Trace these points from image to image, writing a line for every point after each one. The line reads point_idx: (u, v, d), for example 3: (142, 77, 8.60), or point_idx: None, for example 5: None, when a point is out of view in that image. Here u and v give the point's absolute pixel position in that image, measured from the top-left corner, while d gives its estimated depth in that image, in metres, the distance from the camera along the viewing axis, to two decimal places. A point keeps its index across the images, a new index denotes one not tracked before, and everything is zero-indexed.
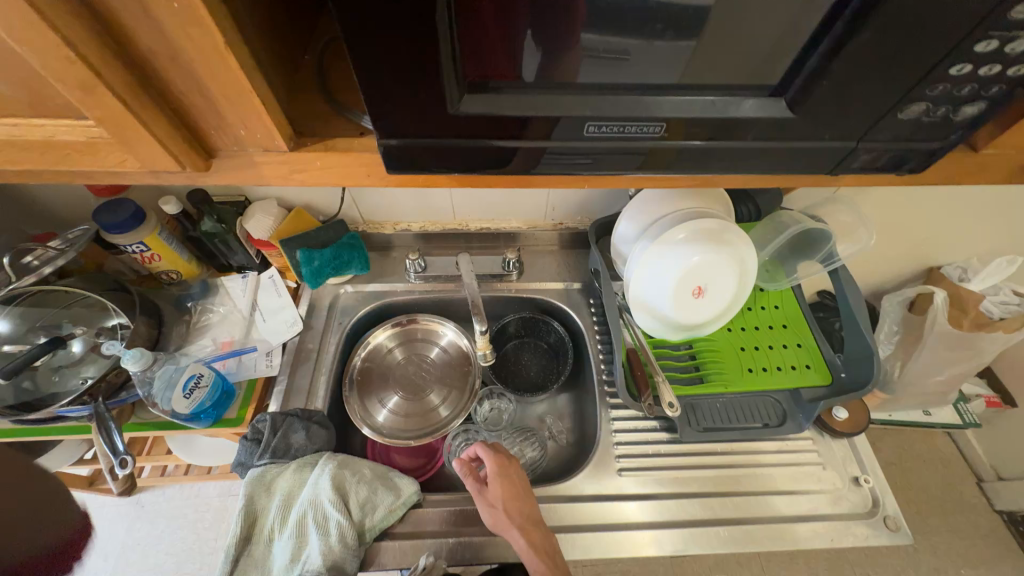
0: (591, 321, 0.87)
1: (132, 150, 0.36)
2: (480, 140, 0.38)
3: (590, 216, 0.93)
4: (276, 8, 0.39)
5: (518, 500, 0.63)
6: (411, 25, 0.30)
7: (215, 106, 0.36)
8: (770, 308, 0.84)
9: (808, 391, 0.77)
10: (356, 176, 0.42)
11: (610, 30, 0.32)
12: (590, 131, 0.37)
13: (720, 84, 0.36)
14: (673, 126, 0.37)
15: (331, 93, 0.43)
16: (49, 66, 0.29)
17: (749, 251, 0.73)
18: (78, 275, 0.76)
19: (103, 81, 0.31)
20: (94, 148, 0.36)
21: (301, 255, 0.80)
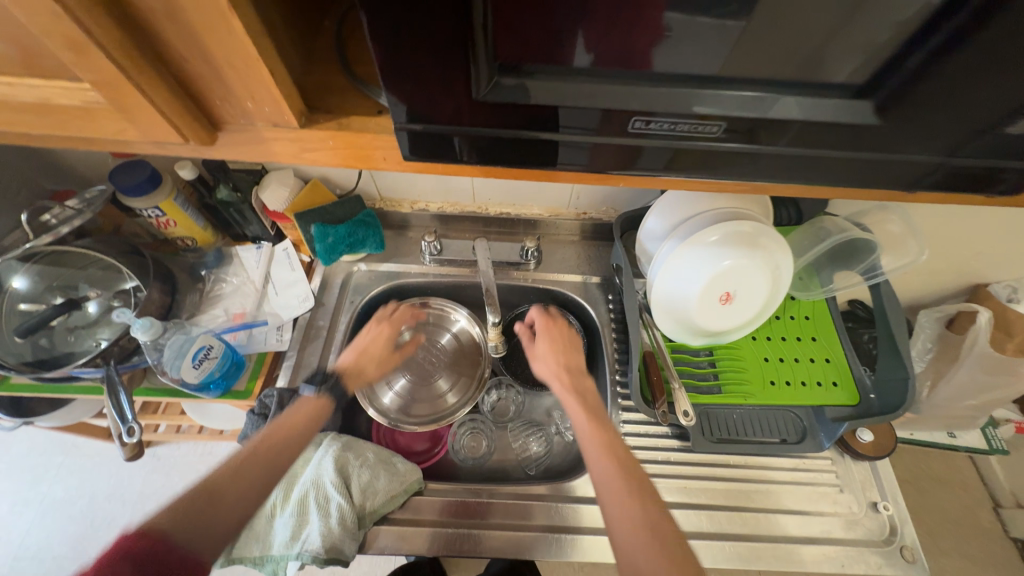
0: (609, 317, 0.84)
1: (131, 118, 0.33)
2: (509, 131, 0.35)
3: (616, 207, 0.88)
4: None
5: (562, 350, 0.70)
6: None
7: (220, 75, 0.33)
8: (800, 318, 0.79)
9: (833, 410, 0.73)
10: (370, 159, 0.39)
11: None
12: (635, 127, 0.34)
13: (772, 79, 0.32)
14: (721, 124, 0.34)
15: (349, 64, 0.39)
16: (38, 22, 0.27)
17: (785, 259, 0.69)
18: (95, 237, 0.76)
19: (96, 43, 0.28)
20: (95, 116, 0.34)
21: (315, 230, 0.78)
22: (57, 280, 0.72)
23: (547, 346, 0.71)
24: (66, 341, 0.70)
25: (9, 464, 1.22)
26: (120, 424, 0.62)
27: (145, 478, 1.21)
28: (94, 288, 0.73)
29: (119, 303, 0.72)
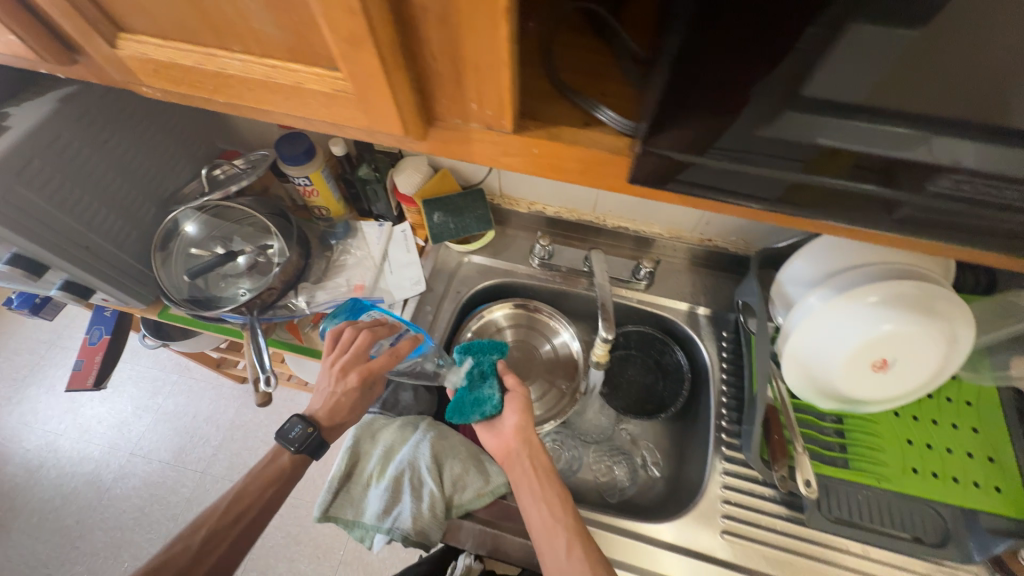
0: (720, 355, 0.79)
1: (366, 110, 0.31)
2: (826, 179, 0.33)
3: (746, 240, 0.82)
4: (560, 26, 0.39)
5: (536, 477, 0.63)
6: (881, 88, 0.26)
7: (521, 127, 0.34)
8: (959, 403, 0.68)
9: (989, 518, 0.61)
10: (592, 176, 0.35)
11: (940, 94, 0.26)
12: (858, 173, 0.32)
13: (850, 106, 0.28)
14: (853, 158, 0.31)
15: (559, 71, 0.36)
16: (290, 40, 0.29)
17: (965, 331, 0.58)
18: (253, 197, 0.82)
19: (369, 46, 0.26)
20: (289, 93, 0.31)
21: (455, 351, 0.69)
22: (217, 230, 0.80)
23: (525, 466, 0.63)
24: (218, 285, 0.77)
25: (173, 392, 1.66)
26: (259, 370, 0.68)
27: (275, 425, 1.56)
28: (246, 244, 0.80)
29: (263, 260, 0.79)
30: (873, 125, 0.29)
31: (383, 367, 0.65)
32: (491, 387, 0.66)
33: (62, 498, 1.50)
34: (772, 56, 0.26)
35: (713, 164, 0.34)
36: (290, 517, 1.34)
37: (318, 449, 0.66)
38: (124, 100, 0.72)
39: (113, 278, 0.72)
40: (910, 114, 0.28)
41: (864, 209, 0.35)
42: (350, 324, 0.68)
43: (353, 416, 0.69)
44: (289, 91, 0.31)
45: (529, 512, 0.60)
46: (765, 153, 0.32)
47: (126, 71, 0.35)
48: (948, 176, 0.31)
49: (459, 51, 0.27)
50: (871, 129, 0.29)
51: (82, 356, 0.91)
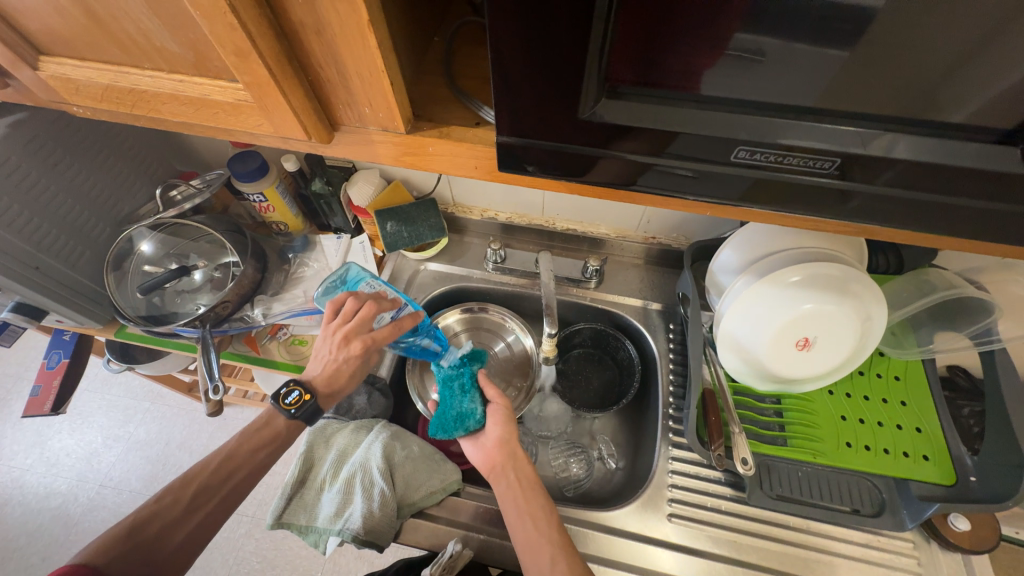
0: (667, 346, 0.82)
1: (269, 117, 0.34)
2: (751, 169, 0.35)
3: (687, 235, 0.86)
4: (460, 39, 0.42)
5: (520, 489, 0.62)
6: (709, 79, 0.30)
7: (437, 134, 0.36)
8: (887, 378, 0.71)
9: (920, 486, 0.64)
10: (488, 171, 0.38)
11: (762, 83, 0.30)
12: (739, 156, 0.34)
13: (692, 94, 0.31)
14: None
15: (455, 78, 0.39)
16: (192, 56, 0.32)
17: (878, 310, 0.62)
18: (208, 214, 0.84)
19: (255, 56, 0.29)
20: (198, 104, 0.34)
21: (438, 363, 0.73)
22: (173, 248, 0.82)
23: (509, 479, 0.63)
24: (173, 301, 0.78)
25: (145, 419, 1.64)
26: (208, 380, 0.70)
27: None
28: (202, 259, 0.82)
29: (218, 274, 0.81)
30: (722, 113, 0.32)
31: (387, 341, 0.65)
32: (470, 401, 0.68)
33: (27, 535, 1.45)
34: (613, 54, 0.30)
35: (667, 166, 0.36)
36: (265, 540, 1.32)
37: (313, 414, 0.66)
38: (77, 125, 0.74)
39: (65, 298, 0.73)
40: (747, 101, 0.31)
41: (760, 193, 0.38)
42: (352, 295, 0.66)
43: (351, 383, 0.68)
44: (197, 102, 0.34)
45: (512, 523, 0.59)
46: (713, 158, 0.35)
47: (53, 93, 0.38)
48: (855, 164, 0.33)
49: (340, 58, 0.30)
50: (701, 113, 0.32)
51: (40, 381, 0.91)
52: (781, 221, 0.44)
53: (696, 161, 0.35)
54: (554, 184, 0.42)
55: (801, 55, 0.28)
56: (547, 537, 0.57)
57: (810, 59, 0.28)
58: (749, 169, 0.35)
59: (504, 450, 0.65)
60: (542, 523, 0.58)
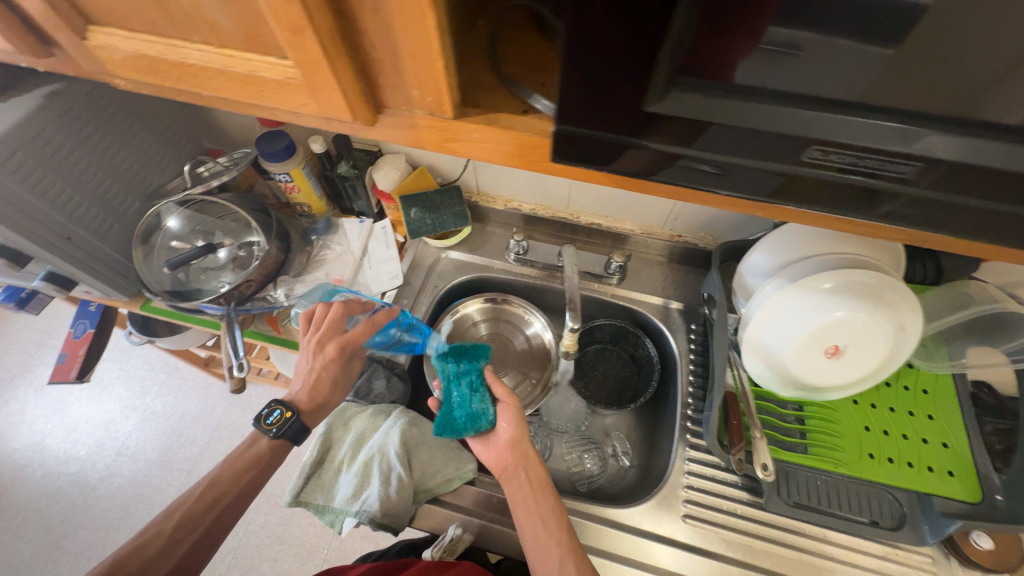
0: (688, 346, 0.81)
1: (315, 97, 0.33)
2: (788, 162, 0.33)
3: (714, 234, 0.85)
4: (506, 24, 0.41)
5: (530, 491, 0.62)
6: (775, 74, 0.29)
7: (479, 119, 0.35)
8: (915, 391, 0.70)
9: (943, 502, 0.63)
10: (532, 161, 0.37)
11: (834, 80, 0.28)
12: (811, 155, 0.32)
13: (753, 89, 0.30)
14: None
15: (500, 63, 0.38)
16: (242, 32, 0.31)
17: (913, 322, 0.60)
18: (234, 193, 0.85)
19: (309, 29, 0.28)
20: (244, 80, 0.34)
21: (438, 360, 0.68)
22: (199, 225, 0.82)
23: (519, 480, 0.63)
24: (198, 278, 0.79)
25: (161, 391, 1.67)
26: (233, 357, 0.71)
27: None
28: (227, 238, 0.82)
29: (243, 253, 0.81)
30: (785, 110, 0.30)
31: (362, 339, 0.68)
32: (481, 401, 0.66)
33: (47, 497, 1.50)
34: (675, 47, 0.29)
35: (690, 161, 0.35)
36: (275, 515, 1.34)
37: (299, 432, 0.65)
38: (110, 97, 0.75)
39: (94, 269, 0.74)
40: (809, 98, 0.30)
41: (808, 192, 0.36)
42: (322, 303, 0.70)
43: (334, 392, 0.69)
44: (244, 78, 0.34)
45: (520, 525, 0.60)
46: (738, 153, 0.33)
47: (98, 64, 0.38)
48: (892, 160, 0.31)
49: (393, 38, 0.29)
50: (764, 109, 0.30)
51: (66, 349, 0.93)
52: (829, 226, 0.43)
53: (706, 152, 0.34)
54: (594, 177, 0.40)
55: (877, 50, 0.26)
56: (556, 540, 0.57)
57: (883, 58, 0.26)
58: (773, 163, 0.34)
59: (516, 449, 0.65)
60: (554, 530, 0.57)
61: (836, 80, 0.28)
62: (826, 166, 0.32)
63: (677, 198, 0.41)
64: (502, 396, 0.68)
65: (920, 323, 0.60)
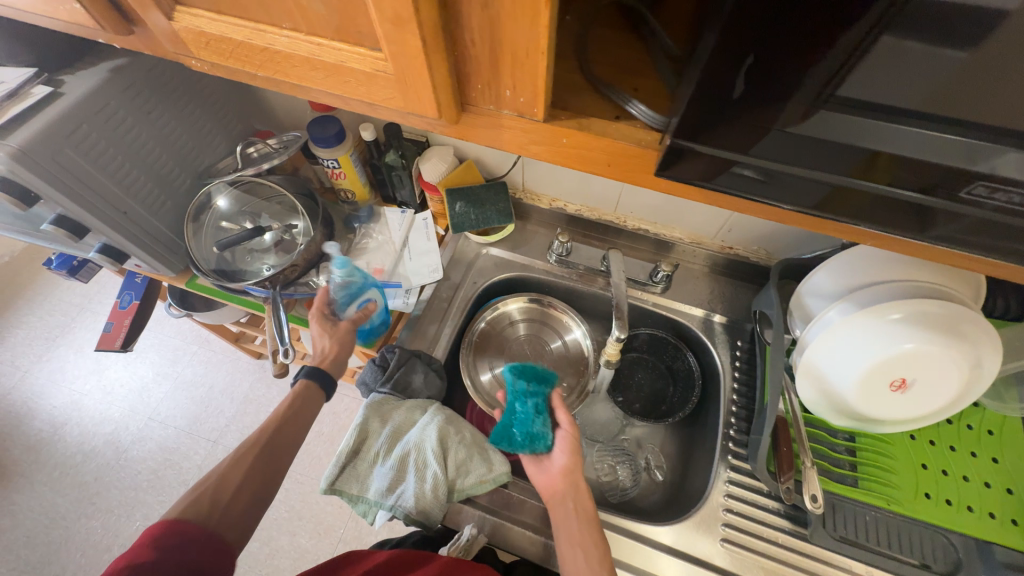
0: (732, 363, 0.78)
1: (404, 91, 0.32)
2: (894, 191, 0.33)
3: (769, 249, 0.81)
4: (595, 20, 0.39)
5: (577, 519, 0.59)
6: (915, 93, 0.26)
7: (572, 123, 0.34)
8: (979, 430, 0.65)
9: (1005, 551, 0.59)
10: (619, 170, 0.36)
11: (986, 103, 0.26)
12: (974, 192, 0.30)
13: (885, 107, 0.27)
14: (893, 167, 0.31)
15: (591, 63, 0.37)
16: (336, 20, 0.30)
17: (992, 359, 0.56)
18: (282, 176, 0.85)
19: (414, 21, 0.26)
20: (331, 70, 0.33)
21: (510, 375, 0.70)
22: (247, 206, 0.83)
23: (568, 508, 0.60)
24: (244, 259, 0.79)
25: (192, 362, 1.72)
26: (278, 343, 0.71)
27: None
28: (273, 221, 0.82)
29: (289, 238, 0.81)
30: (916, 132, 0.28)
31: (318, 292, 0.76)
32: (543, 424, 0.66)
33: (82, 454, 1.57)
34: (805, 59, 0.26)
35: (740, 169, 0.34)
36: (295, 492, 1.37)
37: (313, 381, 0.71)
38: (170, 74, 0.75)
39: (147, 245, 0.75)
40: (948, 122, 0.27)
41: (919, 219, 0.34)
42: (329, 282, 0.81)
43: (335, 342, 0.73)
44: (331, 69, 0.33)
45: (564, 554, 0.57)
46: (826, 171, 0.33)
47: (179, 45, 0.37)
48: (1003, 190, 0.29)
49: (498, 35, 0.28)
50: (888, 128, 0.29)
51: (112, 319, 0.95)
52: (929, 257, 0.39)
53: (759, 160, 0.33)
54: (679, 191, 0.39)
55: None
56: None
57: None
58: (819, 173, 0.33)
59: (567, 474, 0.63)
60: (593, 563, 0.54)
61: (988, 103, 0.25)
62: (919, 189, 0.32)
63: (738, 210, 0.40)
64: (563, 420, 0.67)
65: (999, 361, 0.56)
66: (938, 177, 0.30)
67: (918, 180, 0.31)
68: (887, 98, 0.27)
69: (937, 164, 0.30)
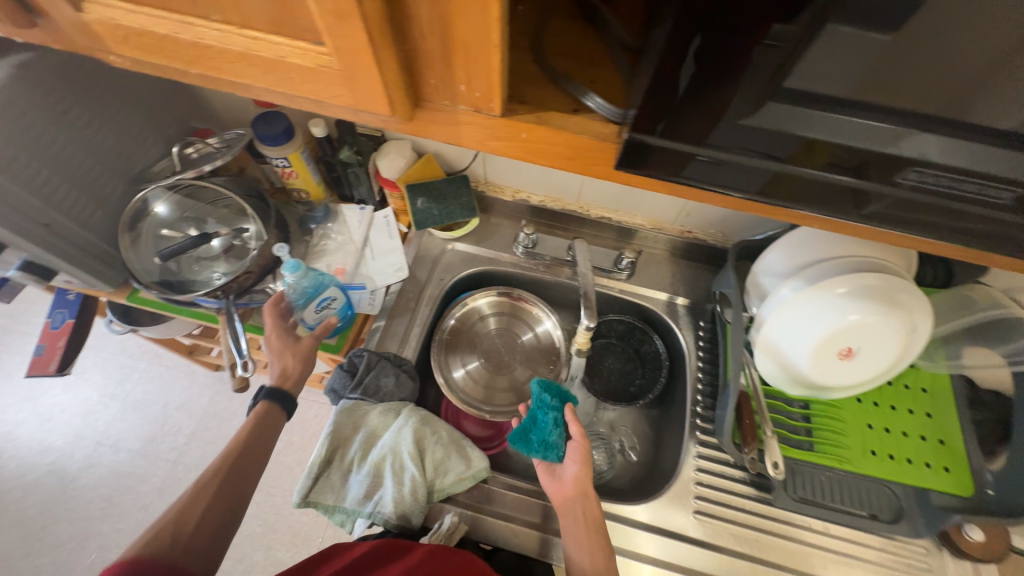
0: (696, 342, 0.81)
1: (352, 88, 0.30)
2: (838, 178, 0.34)
3: (725, 231, 0.84)
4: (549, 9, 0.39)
5: (584, 523, 0.61)
6: (852, 82, 0.28)
7: (529, 117, 0.33)
8: (915, 389, 0.72)
9: (939, 496, 0.65)
10: (579, 163, 0.36)
11: (913, 90, 0.27)
12: (906, 178, 0.33)
13: (825, 96, 0.29)
14: (834, 154, 0.32)
15: (547, 55, 0.36)
16: (272, 11, 0.28)
17: (923, 322, 0.61)
18: (227, 177, 0.79)
19: (358, 14, 0.25)
20: (270, 66, 0.31)
21: (535, 385, 0.69)
22: (190, 211, 0.77)
23: (576, 513, 0.61)
24: (191, 269, 0.74)
25: (142, 379, 1.61)
26: (234, 355, 0.68)
27: None
28: (221, 226, 0.77)
29: (239, 243, 0.76)
30: (853, 119, 0.30)
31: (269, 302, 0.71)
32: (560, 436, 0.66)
33: (22, 488, 1.44)
34: (751, 50, 0.27)
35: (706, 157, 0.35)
36: (266, 505, 1.32)
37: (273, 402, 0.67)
38: (89, 69, 0.68)
39: (77, 259, 0.69)
40: (881, 109, 0.29)
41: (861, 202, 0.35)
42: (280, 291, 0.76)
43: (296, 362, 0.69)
44: (271, 65, 0.31)
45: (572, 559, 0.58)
46: (775, 159, 0.34)
47: (94, 39, 0.34)
48: (931, 174, 0.32)
49: (448, 28, 0.26)
50: (830, 116, 0.30)
51: (44, 341, 0.87)
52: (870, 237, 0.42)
53: (715, 151, 0.34)
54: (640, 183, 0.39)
55: (966, 62, 0.25)
56: None
57: (971, 70, 0.26)
58: (767, 160, 0.34)
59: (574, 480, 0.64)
60: (598, 563, 0.56)
61: (916, 89, 0.27)
62: (859, 174, 0.33)
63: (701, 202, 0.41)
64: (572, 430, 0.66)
65: (930, 324, 0.61)
66: (876, 160, 0.32)
67: (858, 164, 0.33)
68: (827, 87, 0.28)
69: (873, 148, 0.31)
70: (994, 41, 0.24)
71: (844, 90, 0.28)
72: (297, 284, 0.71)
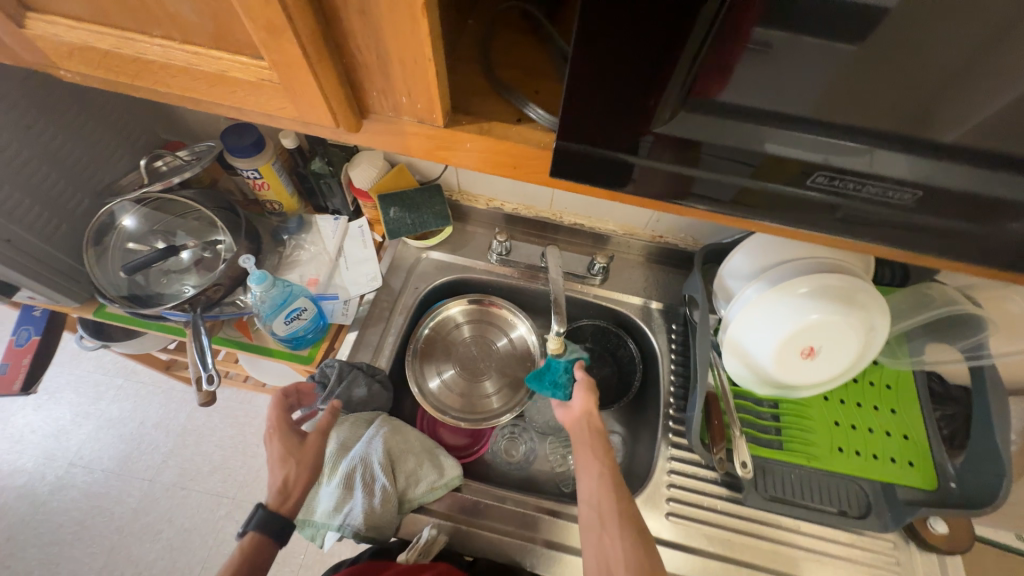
0: (669, 346, 0.82)
1: (295, 101, 0.31)
2: (776, 186, 0.35)
3: (695, 236, 0.86)
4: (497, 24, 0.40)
5: (589, 437, 0.64)
6: (773, 92, 0.29)
7: (472, 128, 0.34)
8: (879, 386, 0.73)
9: (904, 490, 0.67)
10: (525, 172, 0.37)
11: (828, 100, 0.29)
12: (814, 182, 0.34)
13: (750, 105, 0.30)
14: (766, 163, 0.34)
15: (493, 68, 0.37)
16: (210, 27, 0.28)
17: (881, 321, 0.63)
18: (197, 189, 0.79)
19: (290, 29, 0.26)
20: (213, 81, 0.31)
21: None
22: (158, 224, 0.77)
23: (583, 430, 0.65)
24: (159, 282, 0.74)
25: (118, 396, 1.57)
26: (201, 369, 0.67)
27: (235, 426, 1.53)
28: (190, 238, 0.77)
29: (209, 255, 0.76)
30: (779, 126, 0.31)
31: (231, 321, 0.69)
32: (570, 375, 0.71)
33: None
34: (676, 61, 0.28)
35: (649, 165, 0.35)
36: None
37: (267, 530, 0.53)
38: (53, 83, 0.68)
39: (39, 274, 0.68)
40: (805, 118, 0.30)
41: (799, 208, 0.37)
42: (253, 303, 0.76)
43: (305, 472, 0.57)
44: (214, 79, 0.31)
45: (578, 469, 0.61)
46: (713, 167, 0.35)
47: (38, 54, 0.34)
48: (841, 178, 0.33)
49: (382, 43, 0.27)
50: (757, 125, 0.31)
51: (8, 359, 0.85)
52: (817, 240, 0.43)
53: (656, 163, 0.35)
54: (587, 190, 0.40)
55: (874, 73, 0.27)
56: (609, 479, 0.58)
57: (879, 82, 0.27)
58: (714, 172, 0.35)
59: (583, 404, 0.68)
60: (603, 470, 0.59)
61: (832, 98, 0.28)
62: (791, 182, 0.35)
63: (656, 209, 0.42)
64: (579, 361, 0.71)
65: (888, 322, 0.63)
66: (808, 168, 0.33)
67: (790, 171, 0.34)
68: (751, 97, 0.29)
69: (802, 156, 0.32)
70: (895, 55, 0.26)
71: (766, 99, 0.29)
72: (266, 296, 0.70)
